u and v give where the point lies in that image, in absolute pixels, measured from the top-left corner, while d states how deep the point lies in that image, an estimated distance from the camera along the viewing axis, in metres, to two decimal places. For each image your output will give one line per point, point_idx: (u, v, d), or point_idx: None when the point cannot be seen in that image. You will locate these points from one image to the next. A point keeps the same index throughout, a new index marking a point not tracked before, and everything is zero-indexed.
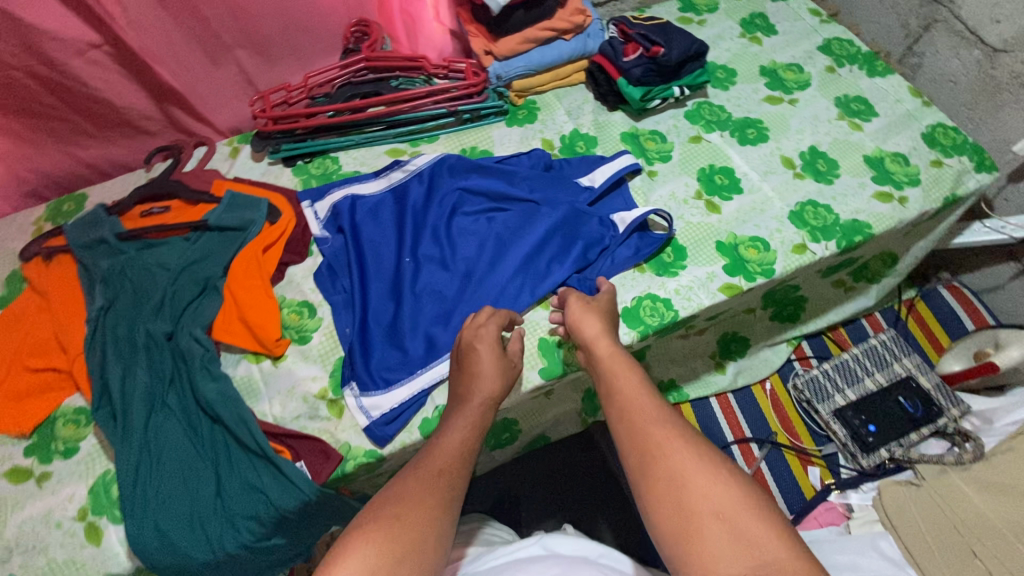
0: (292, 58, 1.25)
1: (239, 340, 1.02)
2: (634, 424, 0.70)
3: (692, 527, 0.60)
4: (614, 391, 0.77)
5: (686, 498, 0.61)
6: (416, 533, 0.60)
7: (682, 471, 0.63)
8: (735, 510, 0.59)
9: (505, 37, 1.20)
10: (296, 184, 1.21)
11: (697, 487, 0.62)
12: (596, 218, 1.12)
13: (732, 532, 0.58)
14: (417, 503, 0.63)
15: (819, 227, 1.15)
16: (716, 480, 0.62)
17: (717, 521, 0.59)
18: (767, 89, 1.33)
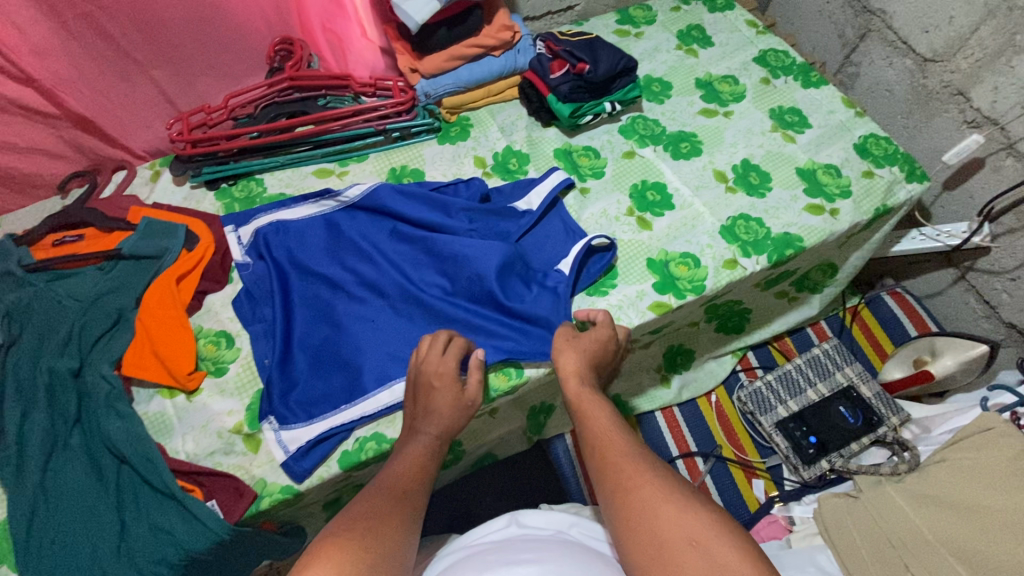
0: (214, 77, 1.22)
1: (150, 374, 0.98)
2: (606, 461, 0.71)
3: (666, 556, 0.60)
4: (586, 432, 0.77)
5: (659, 527, 0.61)
6: (387, 542, 0.60)
7: (653, 506, 0.64)
8: (709, 538, 0.59)
9: (429, 56, 1.18)
10: (218, 208, 1.17)
11: (668, 517, 0.62)
12: (541, 273, 1.09)
13: (708, 561, 0.58)
14: (385, 519, 0.63)
15: (750, 241, 1.15)
16: (686, 513, 0.62)
17: (693, 549, 0.59)
18: (702, 102, 1.33)
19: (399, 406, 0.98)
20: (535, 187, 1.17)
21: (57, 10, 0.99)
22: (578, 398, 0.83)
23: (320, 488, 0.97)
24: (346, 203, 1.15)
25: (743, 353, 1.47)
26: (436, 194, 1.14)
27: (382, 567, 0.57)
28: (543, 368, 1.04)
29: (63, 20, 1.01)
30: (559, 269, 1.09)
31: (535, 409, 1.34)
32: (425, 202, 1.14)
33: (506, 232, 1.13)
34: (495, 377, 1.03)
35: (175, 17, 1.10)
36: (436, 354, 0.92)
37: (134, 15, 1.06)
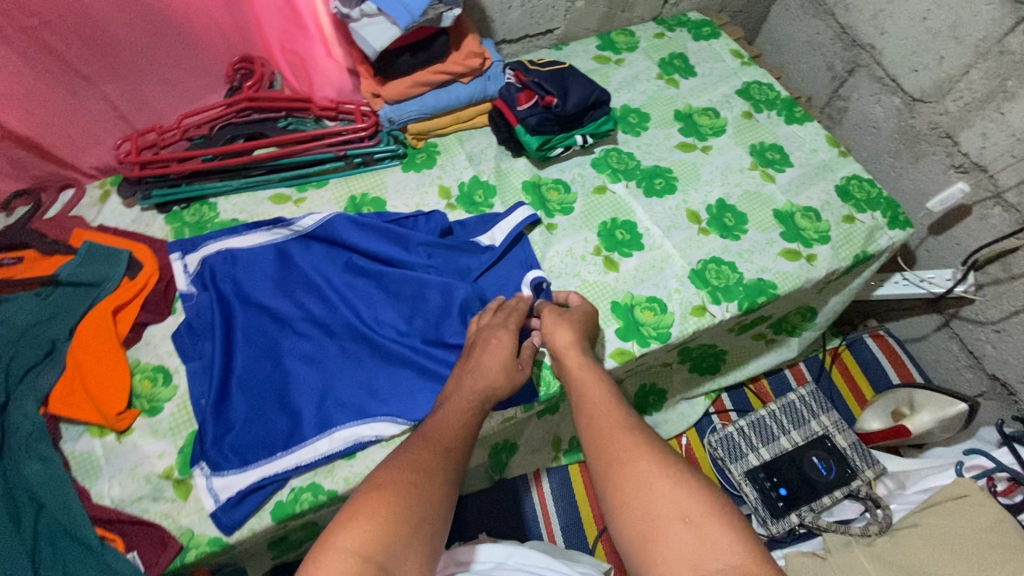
0: (171, 94, 1.19)
1: (78, 412, 0.93)
2: (603, 435, 0.75)
3: (657, 530, 0.64)
4: (585, 401, 0.82)
5: (653, 504, 0.66)
6: (427, 504, 0.67)
7: (647, 480, 0.68)
8: (700, 514, 0.64)
9: (392, 82, 1.13)
10: (168, 233, 1.12)
11: (663, 493, 0.66)
12: None
13: (697, 537, 0.62)
14: (428, 473, 0.70)
15: (720, 287, 1.09)
16: (681, 490, 0.66)
17: (684, 526, 0.64)
18: (680, 135, 1.28)
19: (339, 456, 0.93)
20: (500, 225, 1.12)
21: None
22: (582, 370, 0.87)
23: (252, 540, 0.92)
24: (300, 233, 1.10)
25: (717, 395, 1.41)
26: (395, 226, 1.09)
27: (424, 529, 0.65)
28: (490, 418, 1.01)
29: (2, 33, 0.96)
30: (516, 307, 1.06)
31: (500, 446, 1.24)
32: (383, 233, 1.09)
33: (467, 267, 1.08)
34: None
35: (126, 30, 1.05)
36: (498, 322, 0.96)
37: (81, 28, 1.01)
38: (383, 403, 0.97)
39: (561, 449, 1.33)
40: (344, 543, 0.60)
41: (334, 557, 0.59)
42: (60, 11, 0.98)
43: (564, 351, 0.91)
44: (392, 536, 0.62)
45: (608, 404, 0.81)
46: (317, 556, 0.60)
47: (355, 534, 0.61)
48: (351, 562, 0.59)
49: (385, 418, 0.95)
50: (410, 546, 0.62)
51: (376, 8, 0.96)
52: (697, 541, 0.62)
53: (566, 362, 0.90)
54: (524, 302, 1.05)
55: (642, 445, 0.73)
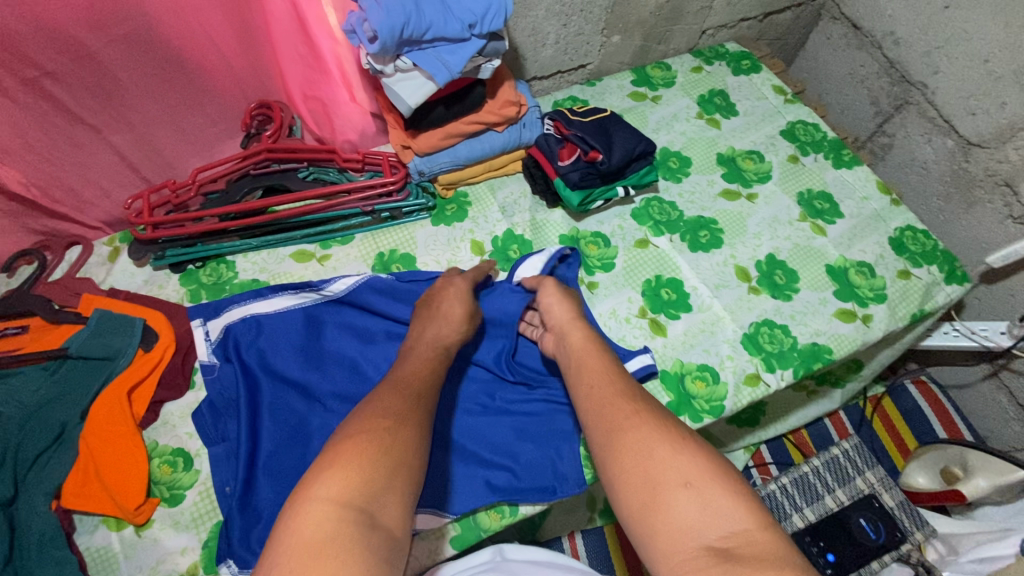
0: (184, 142, 1.10)
1: (93, 505, 0.86)
2: (604, 406, 0.77)
3: (659, 498, 0.65)
4: (586, 368, 0.84)
5: (652, 470, 0.67)
6: (403, 453, 0.67)
7: (646, 447, 0.69)
8: (701, 481, 0.65)
9: (425, 133, 1.05)
10: (183, 296, 1.04)
11: (661, 460, 0.67)
12: (541, 377, 1.00)
13: (699, 501, 0.63)
14: (402, 421, 0.71)
15: (775, 353, 1.03)
16: (680, 457, 0.67)
17: (686, 490, 0.64)
18: (724, 181, 1.21)
19: None
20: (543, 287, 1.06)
21: None
22: (585, 350, 0.88)
23: None
24: (330, 298, 1.03)
25: (756, 448, 1.35)
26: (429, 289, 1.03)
27: (398, 478, 0.65)
28: (539, 506, 0.91)
29: (3, 87, 0.87)
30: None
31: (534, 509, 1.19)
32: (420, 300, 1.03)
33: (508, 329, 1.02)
34: (486, 517, 0.90)
35: (137, 78, 0.96)
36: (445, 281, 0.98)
37: (89, 79, 0.92)
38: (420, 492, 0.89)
39: (596, 509, 1.26)
40: (323, 493, 0.60)
41: (313, 506, 0.59)
42: (66, 63, 0.89)
43: (569, 325, 0.92)
44: (371, 483, 0.62)
45: (609, 374, 0.82)
46: (297, 505, 0.59)
47: (333, 483, 0.61)
48: (332, 511, 0.58)
49: (429, 511, 0.86)
50: (387, 492, 0.63)
51: (411, 63, 0.87)
52: (701, 508, 0.62)
53: (570, 337, 0.91)
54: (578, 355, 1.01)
55: (640, 413, 0.74)
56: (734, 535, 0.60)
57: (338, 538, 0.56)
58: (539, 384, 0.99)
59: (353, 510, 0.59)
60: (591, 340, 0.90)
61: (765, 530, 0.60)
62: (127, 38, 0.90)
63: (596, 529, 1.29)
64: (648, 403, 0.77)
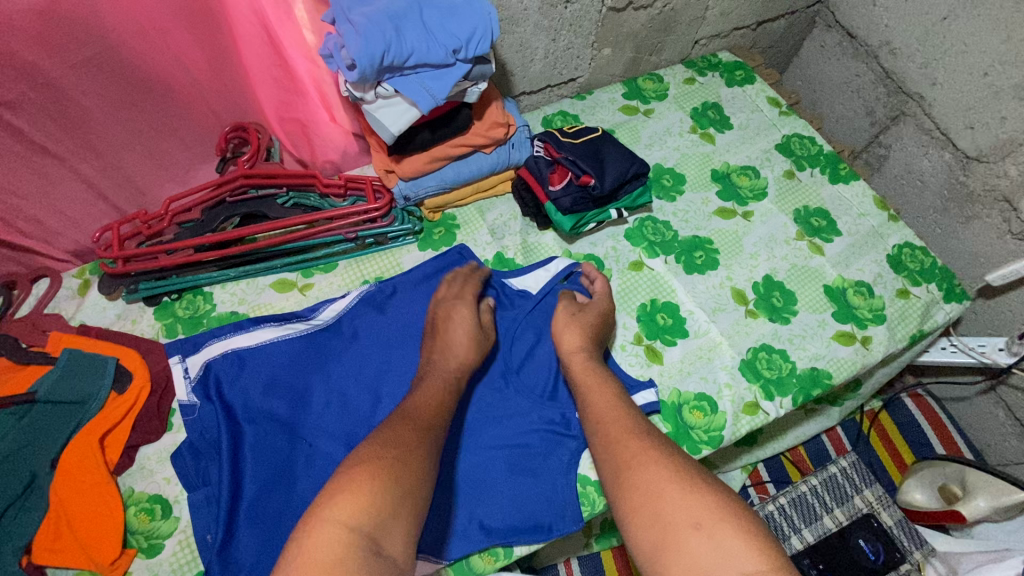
0: (156, 168, 1.05)
1: (66, 560, 0.82)
2: (611, 442, 0.74)
3: (671, 538, 0.62)
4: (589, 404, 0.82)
5: (663, 510, 0.64)
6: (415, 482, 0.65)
7: (657, 486, 0.66)
8: (713, 522, 0.62)
9: (409, 157, 1.01)
10: (158, 331, 1.00)
11: (674, 500, 0.64)
12: None
13: (712, 545, 0.60)
14: (413, 447, 0.69)
15: (774, 379, 1.01)
16: (690, 495, 0.64)
17: (696, 532, 0.61)
18: (719, 200, 1.17)
19: None
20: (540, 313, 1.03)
21: None
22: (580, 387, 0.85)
23: None
24: (317, 326, 1.00)
25: (753, 466, 1.33)
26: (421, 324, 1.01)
27: (407, 505, 0.63)
28: (534, 546, 0.88)
29: None
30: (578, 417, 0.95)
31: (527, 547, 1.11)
32: (406, 335, 1.00)
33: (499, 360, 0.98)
34: (480, 560, 0.87)
35: (103, 104, 0.91)
36: (453, 295, 0.95)
37: (50, 104, 0.86)
38: None
39: (593, 535, 1.20)
40: (334, 515, 0.59)
41: (323, 528, 0.58)
42: (26, 90, 0.83)
43: (568, 358, 0.90)
44: (381, 507, 0.61)
45: (610, 412, 0.79)
46: (306, 530, 0.58)
47: (343, 506, 0.60)
48: (341, 534, 0.57)
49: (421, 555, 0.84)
50: (394, 517, 0.61)
51: (393, 90, 0.83)
52: (713, 552, 0.59)
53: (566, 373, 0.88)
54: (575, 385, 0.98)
55: (653, 450, 0.71)
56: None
57: (346, 564, 0.55)
58: (536, 417, 0.95)
59: (363, 538, 0.58)
60: (586, 377, 0.87)
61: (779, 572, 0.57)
62: (91, 62, 0.85)
63: (593, 555, 1.26)
64: (656, 438, 0.74)
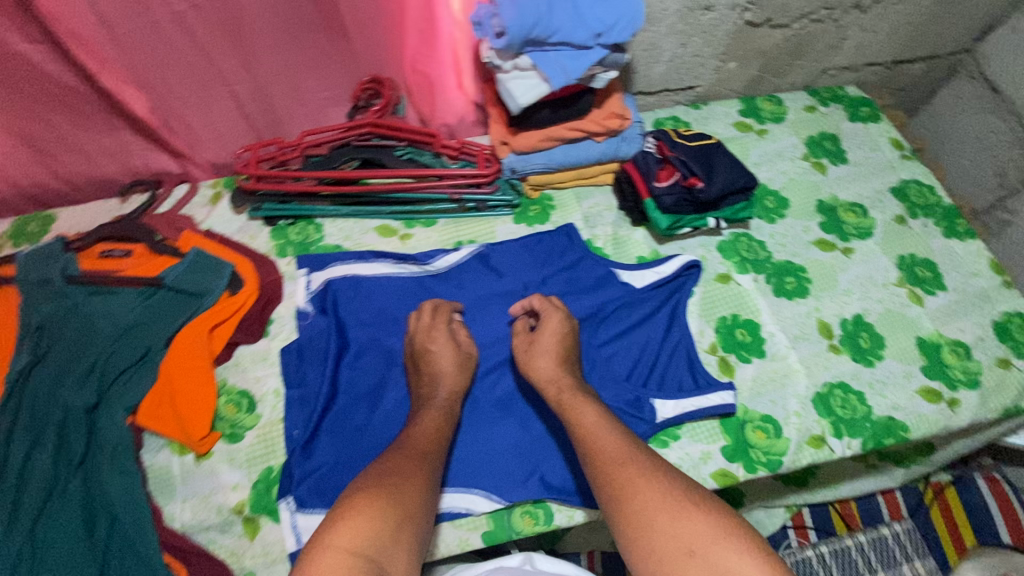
0: (297, 104, 1.14)
1: (163, 427, 0.92)
2: None
3: (666, 566, 0.61)
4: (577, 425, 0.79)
5: (653, 536, 0.63)
6: (410, 509, 0.67)
7: (647, 513, 0.65)
8: (705, 545, 0.61)
9: (527, 131, 1.04)
10: (271, 249, 1.10)
11: (665, 525, 0.63)
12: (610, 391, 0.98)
13: (709, 568, 0.60)
14: (409, 477, 0.71)
15: (846, 419, 0.98)
16: (681, 519, 0.63)
17: (691, 557, 0.61)
18: (821, 230, 1.15)
19: None
20: (637, 301, 1.04)
21: (151, 10, 0.92)
22: None
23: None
24: (430, 271, 1.08)
25: (799, 509, 1.29)
26: (517, 287, 1.07)
27: (403, 535, 0.64)
28: (576, 520, 0.90)
29: (156, 19, 0.94)
30: (651, 403, 0.96)
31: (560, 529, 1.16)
32: (497, 293, 1.07)
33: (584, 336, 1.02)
34: (521, 519, 0.90)
35: (268, 32, 1.01)
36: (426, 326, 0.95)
37: (227, 22, 0.98)
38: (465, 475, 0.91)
39: None
40: (336, 542, 0.60)
41: (326, 555, 0.59)
42: (211, 4, 0.94)
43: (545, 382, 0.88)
44: (379, 532, 0.62)
45: None
46: (311, 558, 0.59)
47: (344, 531, 0.61)
48: (345, 559, 0.59)
49: (479, 494, 0.90)
50: (397, 540, 0.63)
51: (531, 63, 0.88)
52: None
53: None
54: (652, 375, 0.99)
55: (639, 463, 0.70)
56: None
57: None
58: (610, 394, 0.97)
59: (366, 563, 0.59)
60: None
61: None
62: None
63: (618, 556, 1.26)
64: (648, 456, 0.72)
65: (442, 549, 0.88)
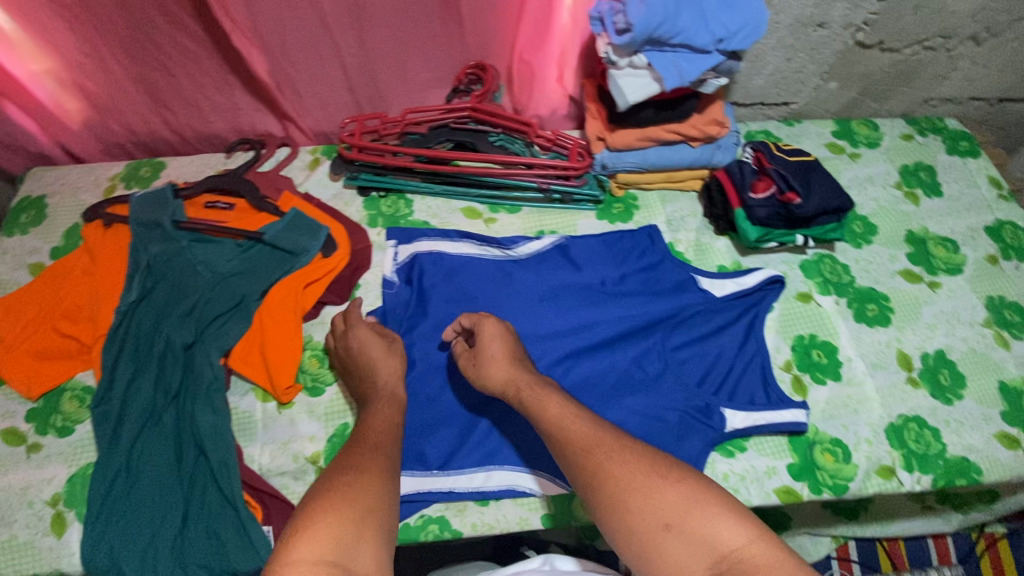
0: (399, 82, 1.18)
1: (252, 373, 0.97)
2: None
3: (648, 544, 0.63)
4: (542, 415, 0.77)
5: (630, 515, 0.64)
6: (368, 502, 0.65)
7: (619, 495, 0.66)
8: (679, 519, 0.63)
9: (625, 129, 1.05)
10: (363, 217, 1.14)
11: (638, 503, 0.65)
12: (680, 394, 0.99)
13: (687, 540, 0.62)
14: (364, 470, 0.70)
15: (918, 453, 0.96)
16: (653, 493, 0.65)
17: (668, 531, 0.62)
18: (908, 261, 1.13)
19: (474, 498, 0.91)
20: (716, 310, 1.05)
21: None
22: None
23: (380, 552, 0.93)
24: (512, 257, 1.10)
25: (845, 540, 1.27)
26: (594, 282, 1.08)
27: (366, 532, 0.62)
28: None
29: None
30: (721, 411, 0.96)
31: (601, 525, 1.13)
32: (573, 285, 1.08)
33: (657, 337, 1.03)
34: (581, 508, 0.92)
35: (387, 9, 1.04)
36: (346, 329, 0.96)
37: None
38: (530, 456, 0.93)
39: None
40: (302, 555, 0.57)
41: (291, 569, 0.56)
42: None
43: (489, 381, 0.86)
44: (341, 537, 0.60)
45: None
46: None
47: (307, 543, 0.58)
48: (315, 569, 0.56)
49: (545, 475, 0.92)
50: (360, 538, 0.61)
51: (647, 62, 0.88)
52: (687, 545, 0.61)
53: None
54: (723, 385, 0.99)
55: (606, 443, 0.71)
56: (739, 554, 0.60)
57: None
58: (680, 398, 0.98)
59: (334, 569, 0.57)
60: None
61: (767, 544, 0.60)
62: None
63: None
64: (619, 437, 0.73)
65: (502, 525, 0.90)
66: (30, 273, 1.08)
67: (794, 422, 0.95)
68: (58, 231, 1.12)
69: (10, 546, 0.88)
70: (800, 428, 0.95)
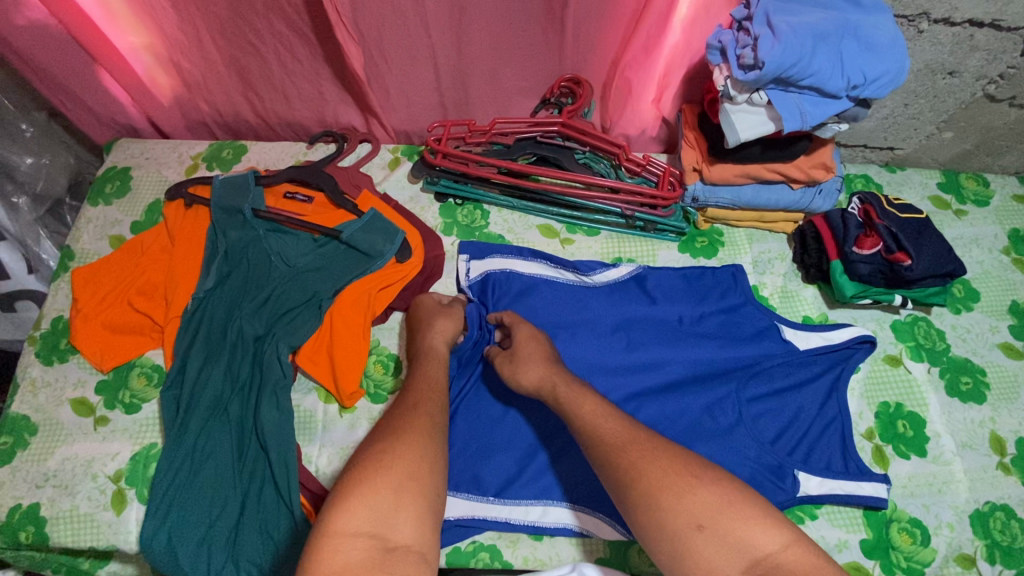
0: (489, 88, 1.14)
1: (318, 373, 0.97)
2: None
3: (680, 545, 0.60)
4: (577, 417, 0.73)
5: (662, 515, 0.61)
6: (410, 467, 0.65)
7: (653, 493, 0.62)
8: (713, 519, 0.60)
9: (724, 164, 1.00)
10: (438, 224, 1.12)
11: (669, 499, 0.61)
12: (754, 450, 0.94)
13: (719, 541, 0.59)
14: (406, 432, 0.70)
15: (1004, 546, 0.89)
16: (687, 493, 0.62)
17: (700, 530, 0.59)
18: (1010, 334, 1.05)
19: (529, 532, 0.88)
20: (799, 364, 0.99)
21: None
22: None
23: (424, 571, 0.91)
24: (587, 283, 1.06)
25: None
26: (671, 319, 1.04)
27: (408, 499, 0.63)
28: None
29: None
30: (795, 474, 0.91)
31: None
32: (649, 319, 1.04)
33: (735, 385, 0.98)
34: (637, 558, 0.88)
35: (490, 15, 1.01)
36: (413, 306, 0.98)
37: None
38: (589, 494, 0.90)
39: None
40: (348, 527, 0.59)
41: (339, 540, 0.58)
42: None
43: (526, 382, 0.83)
44: (383, 507, 0.61)
45: None
46: (318, 545, 0.58)
47: (351, 513, 0.60)
48: (361, 543, 0.58)
49: (604, 519, 0.88)
50: (399, 510, 0.62)
51: (767, 100, 0.83)
52: (721, 548, 0.58)
53: None
54: (799, 445, 0.94)
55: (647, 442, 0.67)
56: (773, 560, 0.58)
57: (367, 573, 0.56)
58: (753, 454, 0.93)
59: (378, 543, 0.59)
60: None
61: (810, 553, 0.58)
62: None
63: None
64: (652, 438, 0.69)
65: (554, 562, 0.88)
66: (110, 245, 1.10)
67: (874, 496, 0.90)
68: (139, 206, 1.13)
69: (71, 516, 0.90)
70: (880, 504, 0.89)
